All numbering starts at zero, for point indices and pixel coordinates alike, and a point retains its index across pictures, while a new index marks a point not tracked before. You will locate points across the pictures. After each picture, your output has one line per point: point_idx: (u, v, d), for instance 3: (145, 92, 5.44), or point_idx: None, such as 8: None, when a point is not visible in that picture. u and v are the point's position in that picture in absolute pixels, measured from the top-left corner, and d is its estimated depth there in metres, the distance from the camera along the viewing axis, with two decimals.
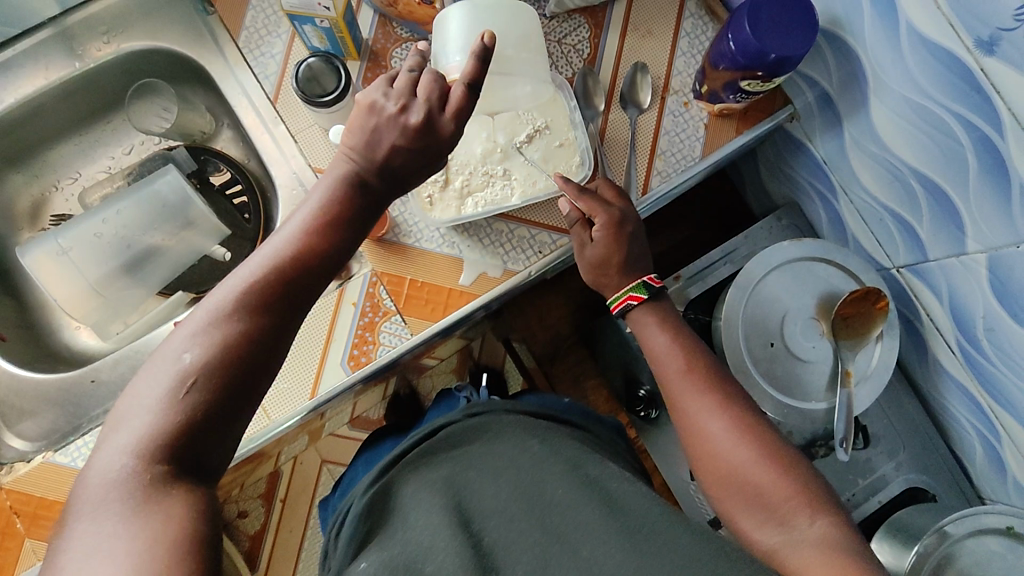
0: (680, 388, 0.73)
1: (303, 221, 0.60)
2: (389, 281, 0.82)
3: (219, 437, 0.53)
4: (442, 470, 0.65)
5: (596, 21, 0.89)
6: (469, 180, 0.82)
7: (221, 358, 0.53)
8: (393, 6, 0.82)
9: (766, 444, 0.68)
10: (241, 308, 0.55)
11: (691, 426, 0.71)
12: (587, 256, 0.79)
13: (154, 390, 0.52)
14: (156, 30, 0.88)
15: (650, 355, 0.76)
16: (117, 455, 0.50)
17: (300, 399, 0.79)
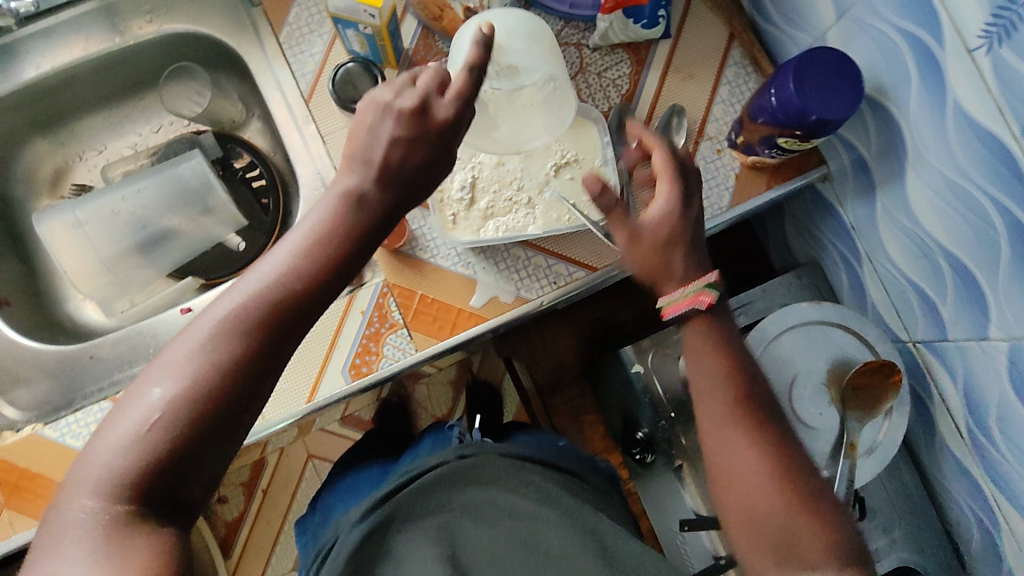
0: (722, 417, 0.61)
1: (300, 240, 0.56)
2: (400, 294, 0.81)
3: (194, 474, 0.50)
4: (446, 514, 0.66)
5: (639, 58, 0.88)
6: (493, 203, 0.77)
7: (198, 393, 0.50)
8: (439, 20, 0.82)
9: (813, 491, 0.59)
10: (221, 337, 0.51)
11: (729, 466, 0.60)
12: (639, 240, 0.63)
13: (125, 423, 0.49)
14: (200, 14, 0.88)
15: (700, 373, 0.63)
16: (82, 494, 0.47)
17: (297, 402, 0.78)
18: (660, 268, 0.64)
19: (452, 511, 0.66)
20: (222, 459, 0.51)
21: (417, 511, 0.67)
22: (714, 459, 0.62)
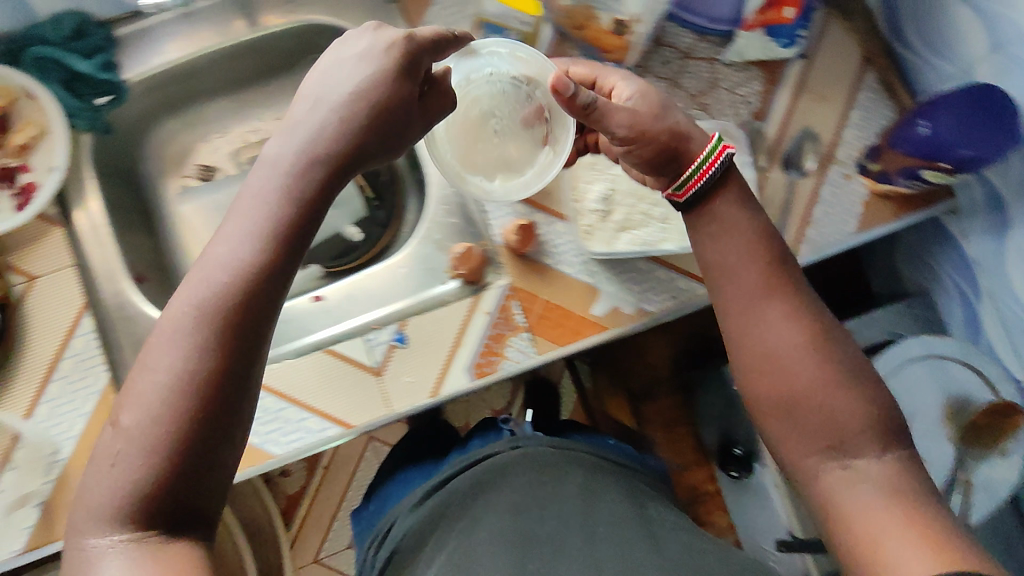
0: (751, 290, 0.67)
1: (230, 236, 0.55)
2: (523, 298, 0.83)
3: (195, 491, 0.51)
4: (511, 496, 0.73)
5: (772, 75, 0.87)
6: (628, 216, 0.79)
7: (168, 421, 0.50)
8: (580, 30, 0.79)
9: (835, 362, 0.64)
10: (175, 345, 0.52)
11: (756, 333, 0.66)
12: (638, 115, 0.67)
13: (114, 445, 0.51)
14: (340, 7, 0.89)
15: (725, 247, 0.69)
16: (90, 527, 0.50)
17: (421, 395, 0.81)
18: (667, 141, 0.68)
19: (518, 493, 0.73)
20: (213, 468, 0.52)
21: (478, 496, 0.75)
22: (737, 324, 0.68)
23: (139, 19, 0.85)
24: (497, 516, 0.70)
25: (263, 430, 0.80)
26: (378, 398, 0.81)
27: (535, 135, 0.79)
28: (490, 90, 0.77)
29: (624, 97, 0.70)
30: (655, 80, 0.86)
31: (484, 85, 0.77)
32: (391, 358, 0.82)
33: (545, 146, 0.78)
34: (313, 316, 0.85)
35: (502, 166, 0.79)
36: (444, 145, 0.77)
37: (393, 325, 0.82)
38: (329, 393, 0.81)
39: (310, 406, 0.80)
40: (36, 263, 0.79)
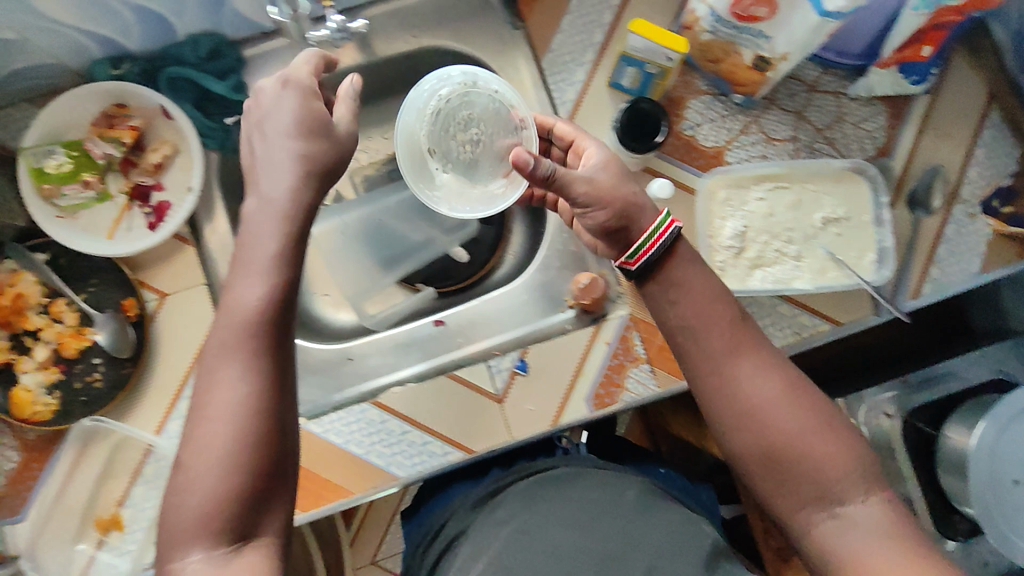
0: (719, 342, 0.61)
1: (241, 273, 0.57)
2: (644, 329, 0.83)
3: (264, 511, 0.53)
4: (585, 494, 0.70)
5: (897, 110, 0.86)
6: (762, 253, 0.78)
7: (238, 448, 0.52)
8: (717, 63, 0.78)
9: (811, 402, 0.60)
10: (216, 383, 0.54)
11: (728, 385, 0.61)
12: (596, 184, 0.63)
13: (186, 484, 0.52)
14: (462, 33, 0.87)
15: (695, 298, 0.62)
16: (175, 555, 0.51)
17: (542, 423, 0.81)
18: (623, 208, 0.63)
19: (586, 495, 0.70)
20: (278, 482, 0.55)
21: (539, 495, 0.71)
22: (713, 383, 0.61)
23: (264, 40, 0.83)
24: (564, 511, 0.68)
25: (388, 453, 0.81)
26: (500, 424, 0.81)
27: (500, 167, 0.78)
28: (486, 104, 0.77)
29: (590, 163, 0.67)
30: (781, 112, 0.86)
31: (480, 96, 0.76)
32: (512, 385, 0.82)
33: (502, 177, 0.78)
34: (434, 342, 0.87)
35: (458, 174, 0.79)
36: (423, 118, 0.77)
37: (514, 352, 0.82)
38: (452, 419, 0.82)
39: (434, 430, 0.81)
40: (168, 281, 0.81)
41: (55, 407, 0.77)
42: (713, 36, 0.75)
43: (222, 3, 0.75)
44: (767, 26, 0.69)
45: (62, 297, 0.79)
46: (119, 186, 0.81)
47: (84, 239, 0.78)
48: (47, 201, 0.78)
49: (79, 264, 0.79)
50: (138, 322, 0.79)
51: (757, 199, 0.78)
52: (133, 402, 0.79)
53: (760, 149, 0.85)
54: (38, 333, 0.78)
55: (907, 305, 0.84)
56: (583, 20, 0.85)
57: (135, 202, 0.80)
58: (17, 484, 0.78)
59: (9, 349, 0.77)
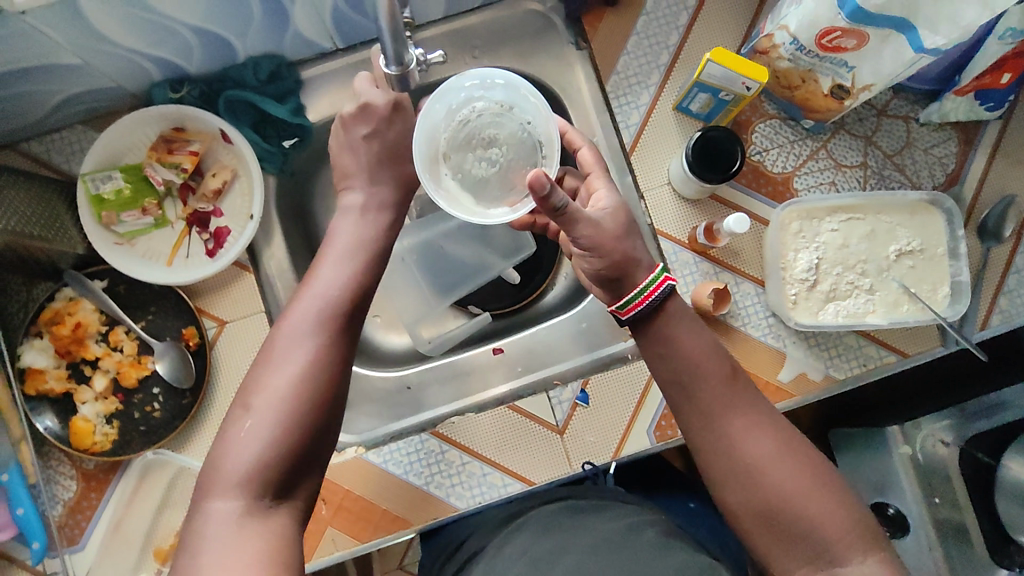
0: (711, 398, 0.60)
1: (341, 251, 0.64)
2: None
3: (306, 473, 0.56)
4: (617, 524, 0.64)
5: (967, 136, 0.85)
6: (836, 285, 0.76)
7: (317, 402, 0.56)
8: (791, 90, 0.77)
9: (806, 459, 0.58)
10: (298, 339, 0.58)
11: (719, 441, 0.59)
12: (601, 231, 0.59)
13: (248, 426, 0.54)
14: (524, 53, 0.85)
15: (686, 355, 0.60)
16: (216, 494, 0.52)
17: (603, 454, 0.80)
18: (621, 259, 0.60)
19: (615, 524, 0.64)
20: (322, 451, 0.57)
21: (562, 523, 0.67)
22: (706, 439, 0.60)
23: (322, 61, 0.82)
24: (593, 537, 0.62)
25: (448, 483, 0.80)
26: (560, 456, 0.80)
27: (507, 196, 0.70)
28: (514, 130, 0.70)
29: (599, 206, 0.63)
30: (851, 137, 0.84)
31: (512, 119, 0.70)
32: (573, 417, 0.81)
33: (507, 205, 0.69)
34: (492, 370, 0.86)
35: (463, 185, 0.70)
36: (451, 119, 0.70)
37: (575, 383, 0.81)
38: (512, 450, 0.80)
39: (493, 461, 0.80)
40: (227, 308, 0.79)
41: (115, 437, 0.76)
42: (792, 63, 0.73)
43: (286, 26, 0.73)
44: (852, 57, 0.67)
45: (121, 324, 0.78)
46: (177, 212, 0.79)
47: (144, 266, 0.77)
48: (106, 228, 0.76)
49: (140, 292, 0.78)
50: (199, 350, 0.78)
51: (831, 231, 0.77)
52: (192, 432, 0.77)
53: (828, 176, 0.83)
54: (98, 361, 0.77)
55: (975, 337, 0.82)
56: (649, 42, 0.83)
57: (193, 227, 0.79)
58: (76, 513, 0.75)
59: (69, 378, 0.76)
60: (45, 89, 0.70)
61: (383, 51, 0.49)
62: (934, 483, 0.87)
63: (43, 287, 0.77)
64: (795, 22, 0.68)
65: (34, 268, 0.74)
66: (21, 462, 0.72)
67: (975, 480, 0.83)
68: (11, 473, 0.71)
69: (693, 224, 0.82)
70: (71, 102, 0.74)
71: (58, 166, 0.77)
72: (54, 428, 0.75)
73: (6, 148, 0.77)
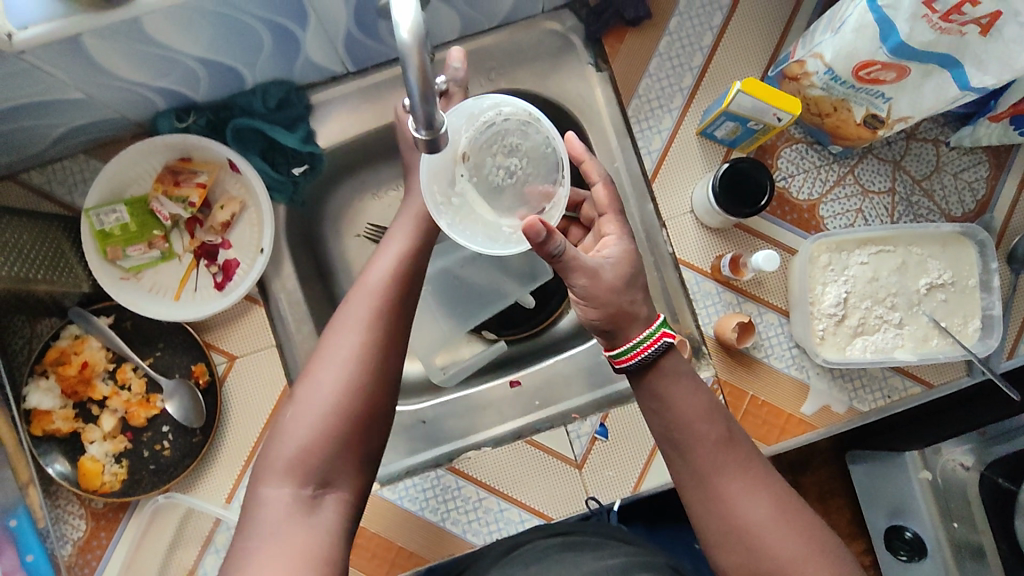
0: (703, 457, 0.55)
1: (396, 247, 0.65)
2: (730, 392, 0.78)
3: (363, 459, 0.56)
4: (610, 559, 0.59)
5: (999, 161, 0.81)
6: (865, 319, 0.75)
7: (377, 387, 0.56)
8: (821, 117, 0.74)
9: (806, 525, 0.53)
10: (359, 324, 0.58)
11: (710, 502, 0.54)
12: (597, 281, 0.55)
13: (308, 407, 0.54)
14: (542, 75, 0.82)
15: (677, 412, 0.56)
16: (269, 483, 0.52)
17: (624, 489, 0.78)
18: (616, 312, 0.56)
19: (606, 560, 0.59)
20: (373, 441, 0.56)
21: (548, 560, 0.61)
22: (698, 501, 0.55)
23: (332, 85, 0.79)
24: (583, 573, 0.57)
25: (464, 520, 0.77)
26: (578, 492, 0.78)
27: (522, 210, 0.66)
28: (536, 146, 0.65)
29: (604, 254, 0.59)
30: (878, 162, 0.80)
31: (535, 134, 0.64)
32: (592, 450, 0.78)
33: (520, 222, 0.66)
34: (510, 403, 0.84)
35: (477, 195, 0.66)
36: (474, 125, 0.65)
37: (595, 416, 0.79)
38: (528, 486, 0.78)
39: (511, 496, 0.77)
40: (236, 343, 0.77)
41: (124, 477, 0.73)
42: (825, 92, 0.71)
43: (297, 54, 0.71)
44: (891, 88, 0.65)
45: (128, 362, 0.76)
46: (184, 245, 0.78)
47: (150, 301, 0.75)
48: (112, 263, 0.74)
49: (148, 327, 0.76)
50: (209, 388, 0.75)
51: (861, 263, 0.75)
52: (203, 470, 0.75)
53: (855, 203, 0.80)
54: (105, 401, 0.75)
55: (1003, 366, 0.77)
56: (672, 63, 0.80)
57: (201, 260, 0.78)
58: (85, 552, 0.73)
59: (76, 417, 0.74)
60: (48, 123, 0.68)
61: (411, 109, 0.42)
62: (952, 506, 0.81)
63: (47, 323, 0.75)
64: (831, 51, 0.66)
65: (37, 307, 0.72)
66: (29, 506, 0.70)
67: (996, 505, 0.77)
68: (19, 518, 0.69)
69: (717, 253, 0.79)
70: (74, 133, 0.72)
71: (62, 199, 0.76)
72: (64, 471, 0.72)
73: (7, 180, 0.75)
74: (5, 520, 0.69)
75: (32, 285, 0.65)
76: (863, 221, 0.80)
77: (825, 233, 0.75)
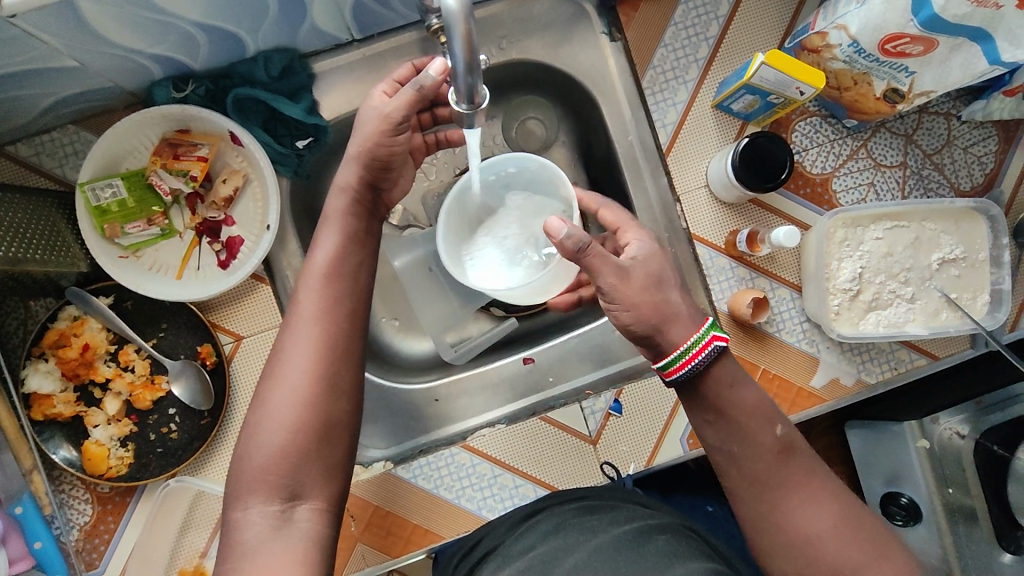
0: (759, 470, 0.53)
1: (332, 233, 0.60)
2: (743, 367, 0.78)
3: (334, 465, 0.54)
4: (627, 523, 0.58)
5: (1007, 135, 0.81)
6: (878, 295, 0.75)
7: (331, 394, 0.55)
8: (841, 91, 0.73)
9: (861, 530, 0.52)
10: (306, 332, 0.56)
11: (783, 536, 0.52)
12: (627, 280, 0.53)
13: (265, 423, 0.53)
14: (555, 45, 0.80)
15: (716, 413, 0.54)
16: (238, 504, 0.51)
17: (636, 463, 0.78)
18: (653, 314, 0.53)
19: (625, 525, 0.58)
20: (341, 446, 0.55)
21: (566, 526, 0.60)
22: (754, 511, 0.53)
23: (336, 54, 0.76)
24: (600, 539, 0.56)
25: (479, 496, 0.76)
26: (591, 467, 0.78)
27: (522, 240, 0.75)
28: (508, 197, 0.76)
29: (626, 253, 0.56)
30: (891, 135, 0.80)
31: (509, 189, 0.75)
32: (606, 426, 0.79)
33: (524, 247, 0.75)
34: (523, 380, 0.84)
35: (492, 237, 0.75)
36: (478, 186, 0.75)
37: (608, 392, 0.79)
38: (542, 461, 0.78)
39: (527, 473, 0.77)
40: (242, 322, 0.74)
41: (131, 460, 0.71)
42: (847, 65, 0.70)
43: (302, 21, 0.68)
44: (916, 62, 0.65)
45: (131, 343, 0.73)
46: (185, 222, 0.76)
47: (153, 281, 0.72)
48: (110, 241, 0.71)
49: (148, 308, 0.74)
50: (217, 369, 0.73)
51: (876, 238, 0.75)
52: (210, 453, 0.73)
53: (867, 176, 0.80)
54: (108, 384, 0.72)
55: (1006, 340, 0.78)
56: (687, 34, 0.78)
57: (203, 237, 0.75)
58: (92, 537, 0.71)
59: (77, 401, 0.71)
60: (38, 92, 0.64)
61: (453, 82, 0.42)
62: (949, 473, 0.82)
63: (42, 304, 0.72)
64: (857, 24, 0.64)
65: (32, 288, 0.69)
66: (34, 493, 0.68)
67: (990, 472, 0.80)
68: (25, 505, 0.67)
69: (732, 228, 0.79)
70: (63, 103, 0.68)
71: (52, 172, 0.72)
72: (69, 457, 0.70)
73: None
74: (10, 507, 0.67)
75: (25, 264, 0.62)
76: (875, 195, 0.80)
77: (843, 208, 0.75)
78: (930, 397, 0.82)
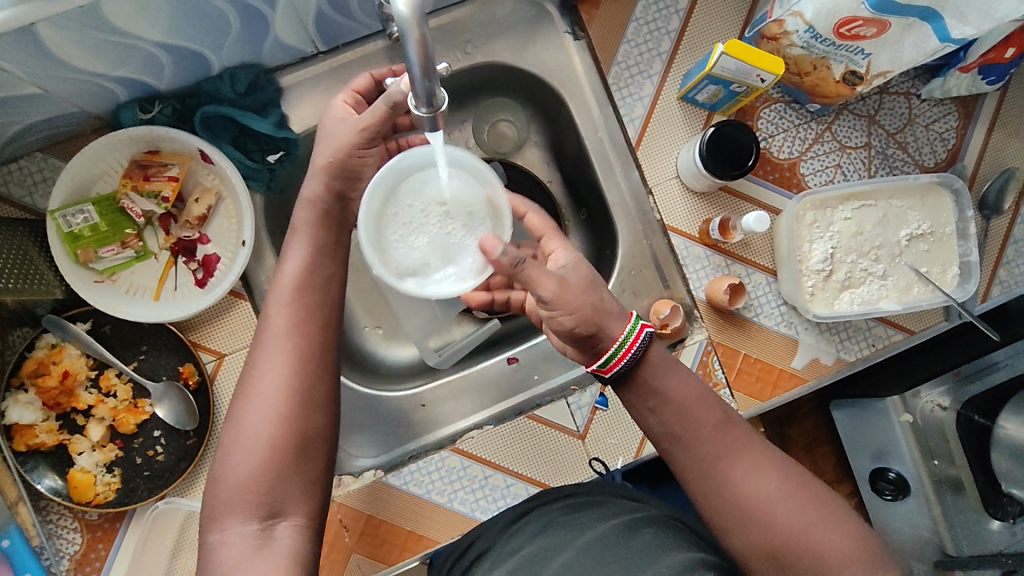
0: (710, 445, 0.54)
1: (302, 247, 0.60)
2: (723, 352, 0.79)
3: (312, 480, 0.54)
4: (616, 518, 0.58)
5: (966, 110, 0.82)
6: (851, 274, 0.77)
7: (306, 409, 0.55)
8: (800, 76, 0.75)
9: (813, 492, 0.53)
10: (278, 349, 0.56)
11: (736, 507, 0.52)
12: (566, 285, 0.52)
13: (239, 443, 0.53)
14: (520, 47, 0.81)
15: (679, 400, 0.54)
16: (218, 525, 0.51)
17: (625, 455, 0.78)
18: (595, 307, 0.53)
19: (613, 519, 0.58)
20: (319, 460, 0.55)
21: (556, 524, 0.60)
22: (706, 487, 0.53)
23: (301, 67, 0.76)
24: (588, 536, 0.56)
25: (471, 498, 0.76)
26: (580, 463, 0.78)
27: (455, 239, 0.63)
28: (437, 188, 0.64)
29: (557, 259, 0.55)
30: (854, 117, 0.81)
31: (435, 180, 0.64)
32: (593, 420, 0.79)
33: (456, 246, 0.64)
34: (508, 380, 0.84)
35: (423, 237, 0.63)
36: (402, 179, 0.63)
37: (594, 387, 0.79)
38: (532, 459, 0.78)
39: (518, 471, 0.77)
40: (223, 340, 0.74)
41: (118, 485, 0.71)
42: (805, 50, 0.71)
43: (265, 36, 0.68)
44: (871, 44, 0.67)
45: (111, 368, 0.73)
46: (159, 242, 0.75)
47: (130, 304, 0.72)
48: (84, 266, 0.71)
49: (128, 331, 0.73)
50: (200, 387, 0.73)
51: (845, 219, 0.77)
52: (197, 474, 0.73)
53: (833, 158, 0.81)
54: (90, 410, 0.72)
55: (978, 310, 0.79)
56: (648, 28, 0.79)
57: (178, 257, 0.75)
58: (83, 566, 0.70)
59: (60, 430, 0.71)
60: (3, 122, 0.63)
61: (412, 86, 0.43)
62: (933, 445, 0.83)
63: (20, 334, 0.71)
64: (812, 10, 0.66)
65: (8, 319, 0.69)
66: (21, 524, 0.67)
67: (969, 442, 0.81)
68: (12, 538, 0.66)
69: (704, 218, 0.80)
70: (30, 131, 0.67)
71: (23, 201, 0.71)
72: (55, 486, 0.70)
73: None
74: None
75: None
76: (843, 176, 0.81)
77: (808, 192, 0.76)
78: (909, 371, 0.83)
